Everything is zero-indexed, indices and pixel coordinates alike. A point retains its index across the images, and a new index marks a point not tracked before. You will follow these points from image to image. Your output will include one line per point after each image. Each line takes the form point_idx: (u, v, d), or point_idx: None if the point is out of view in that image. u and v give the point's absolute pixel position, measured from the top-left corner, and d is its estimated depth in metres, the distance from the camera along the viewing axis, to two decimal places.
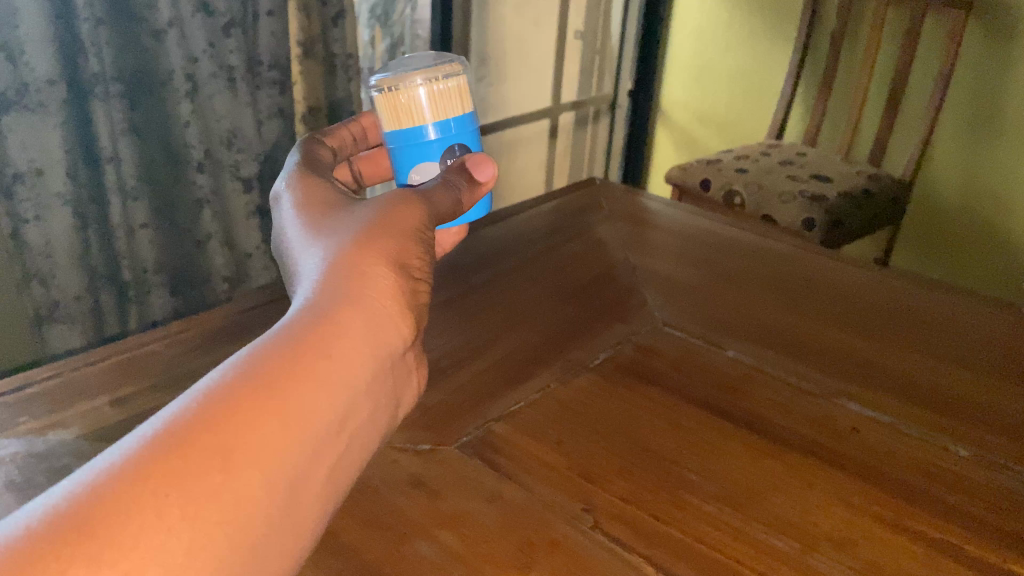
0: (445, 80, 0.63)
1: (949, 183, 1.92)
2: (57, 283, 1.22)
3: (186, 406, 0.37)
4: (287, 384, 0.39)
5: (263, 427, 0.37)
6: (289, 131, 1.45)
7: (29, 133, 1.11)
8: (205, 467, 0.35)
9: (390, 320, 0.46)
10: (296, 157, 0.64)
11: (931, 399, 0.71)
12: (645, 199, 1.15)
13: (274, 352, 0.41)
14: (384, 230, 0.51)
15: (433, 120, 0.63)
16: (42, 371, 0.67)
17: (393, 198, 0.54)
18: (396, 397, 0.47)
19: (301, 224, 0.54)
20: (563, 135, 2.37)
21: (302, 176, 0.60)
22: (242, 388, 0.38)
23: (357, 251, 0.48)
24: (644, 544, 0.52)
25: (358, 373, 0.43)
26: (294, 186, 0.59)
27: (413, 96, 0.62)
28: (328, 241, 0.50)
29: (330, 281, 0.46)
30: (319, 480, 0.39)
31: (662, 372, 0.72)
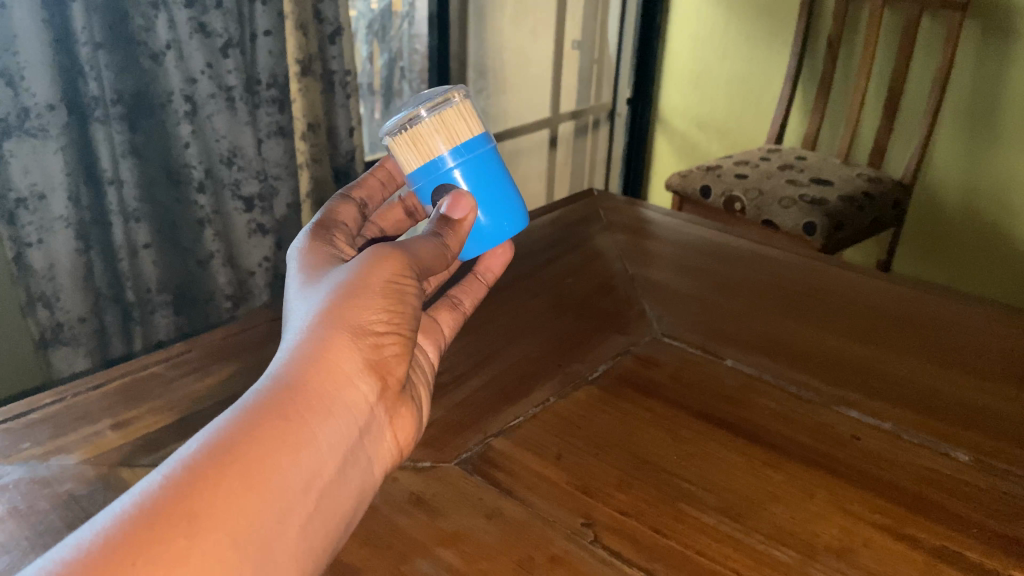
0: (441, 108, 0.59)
1: (949, 185, 1.91)
2: (61, 305, 1.22)
3: (155, 480, 0.38)
4: (250, 452, 0.40)
5: (228, 492, 0.39)
6: (290, 149, 1.45)
7: (31, 158, 1.11)
8: (168, 537, 0.36)
9: (356, 384, 0.46)
10: (322, 216, 0.63)
11: (933, 406, 0.71)
12: (643, 208, 1.15)
13: (239, 422, 0.41)
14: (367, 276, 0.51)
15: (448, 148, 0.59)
16: (44, 397, 0.67)
17: (379, 251, 0.52)
18: (369, 449, 0.47)
19: (289, 280, 0.54)
20: (562, 144, 2.39)
21: (310, 235, 0.59)
22: (206, 461, 0.39)
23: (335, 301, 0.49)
24: (644, 557, 0.52)
25: (324, 433, 0.44)
26: (302, 243, 0.58)
27: (409, 135, 0.59)
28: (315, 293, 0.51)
29: (301, 342, 0.46)
30: (289, 540, 0.40)
31: (660, 383, 0.72)
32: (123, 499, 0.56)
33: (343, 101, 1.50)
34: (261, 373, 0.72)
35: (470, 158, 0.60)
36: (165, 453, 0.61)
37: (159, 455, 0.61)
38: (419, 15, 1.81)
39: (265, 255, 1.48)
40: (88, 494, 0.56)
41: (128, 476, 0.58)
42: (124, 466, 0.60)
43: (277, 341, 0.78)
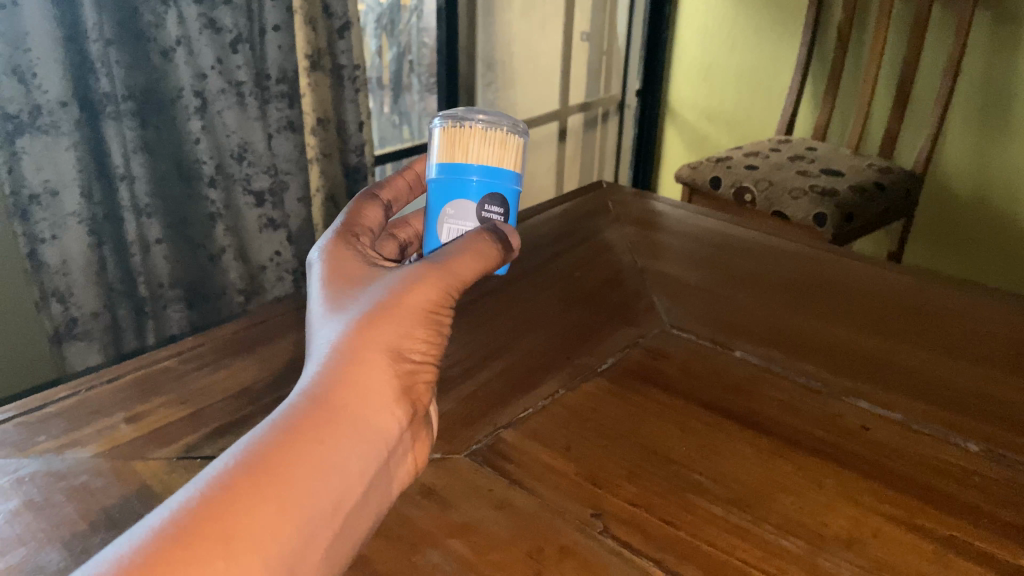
0: (495, 131, 0.60)
1: (961, 175, 1.90)
2: (74, 300, 1.23)
3: (190, 497, 0.39)
4: (284, 473, 0.41)
5: (262, 513, 0.39)
6: (300, 144, 1.46)
7: (43, 155, 1.12)
8: (205, 555, 0.37)
9: (389, 406, 0.48)
10: (343, 218, 0.63)
11: (942, 396, 0.71)
12: (654, 201, 1.15)
13: (274, 441, 0.42)
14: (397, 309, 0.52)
15: (478, 163, 0.60)
16: (60, 391, 0.68)
17: (414, 275, 0.54)
18: (394, 473, 0.48)
19: (313, 298, 0.55)
20: (572, 136, 2.39)
21: (333, 241, 0.60)
22: (241, 480, 0.40)
23: (367, 328, 0.50)
24: (653, 547, 0.52)
25: (355, 458, 0.44)
26: (324, 254, 0.58)
27: (492, 135, 0.60)
28: (344, 316, 0.52)
29: (334, 367, 0.48)
30: (317, 561, 0.41)
31: (669, 375, 0.72)
32: (136, 492, 0.57)
33: (353, 95, 1.51)
34: (273, 367, 0.73)
35: (493, 184, 0.61)
36: (179, 446, 0.62)
37: (173, 448, 0.62)
38: (428, 9, 1.81)
39: (276, 250, 1.49)
40: (103, 486, 0.57)
41: (142, 469, 0.59)
42: (138, 459, 0.60)
43: (287, 335, 0.78)
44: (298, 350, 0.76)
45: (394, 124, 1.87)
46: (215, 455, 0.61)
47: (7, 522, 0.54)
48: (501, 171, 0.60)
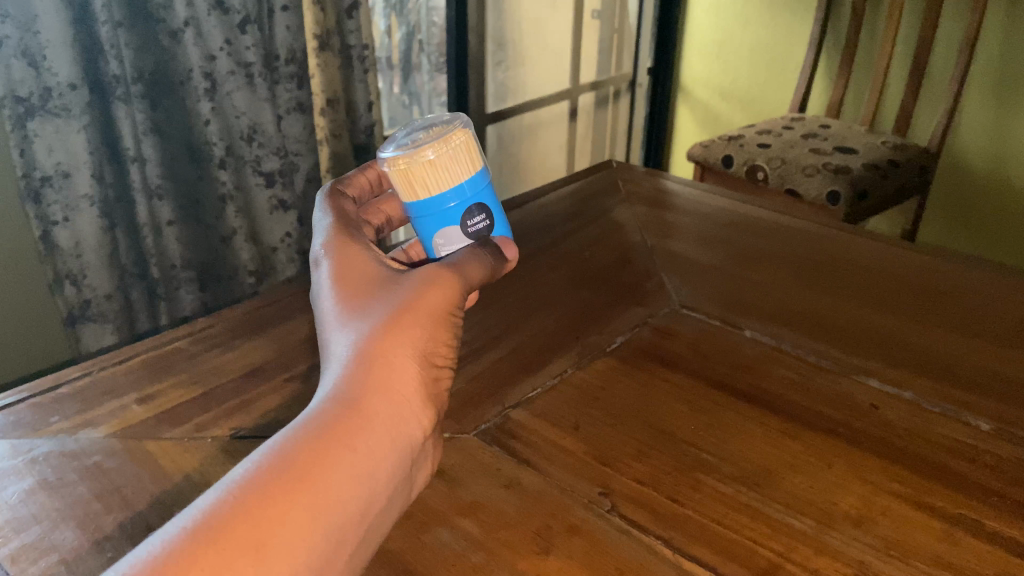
0: (448, 148, 0.59)
1: (976, 152, 1.88)
2: (88, 282, 1.23)
3: (219, 498, 0.39)
4: (314, 477, 0.41)
5: (293, 517, 0.39)
6: (310, 126, 1.45)
7: (54, 138, 1.12)
8: (235, 561, 0.37)
9: (413, 406, 0.48)
10: (326, 216, 0.63)
11: (954, 375, 0.70)
12: (664, 179, 1.15)
13: (303, 442, 0.42)
14: (420, 306, 0.52)
15: (450, 188, 0.60)
16: (72, 371, 0.68)
17: (430, 273, 0.54)
18: (417, 473, 0.48)
19: (326, 289, 0.55)
20: (583, 115, 2.38)
21: (333, 238, 0.59)
22: (271, 483, 0.40)
23: (392, 328, 0.50)
24: (661, 526, 0.52)
25: (383, 461, 0.44)
26: (330, 249, 0.58)
27: (455, 146, 0.59)
28: (366, 314, 0.52)
29: (361, 368, 0.47)
30: (342, 564, 0.41)
31: (678, 354, 0.72)
32: (148, 473, 0.57)
33: (361, 75, 1.50)
34: (283, 347, 0.73)
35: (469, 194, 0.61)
36: (190, 426, 0.62)
37: (184, 428, 0.62)
38: None
39: (287, 231, 1.49)
40: (116, 466, 0.58)
41: (155, 449, 0.60)
42: (151, 439, 0.61)
43: (298, 315, 0.79)
44: (308, 330, 0.76)
45: (404, 105, 1.87)
46: (225, 435, 0.61)
47: (22, 501, 0.54)
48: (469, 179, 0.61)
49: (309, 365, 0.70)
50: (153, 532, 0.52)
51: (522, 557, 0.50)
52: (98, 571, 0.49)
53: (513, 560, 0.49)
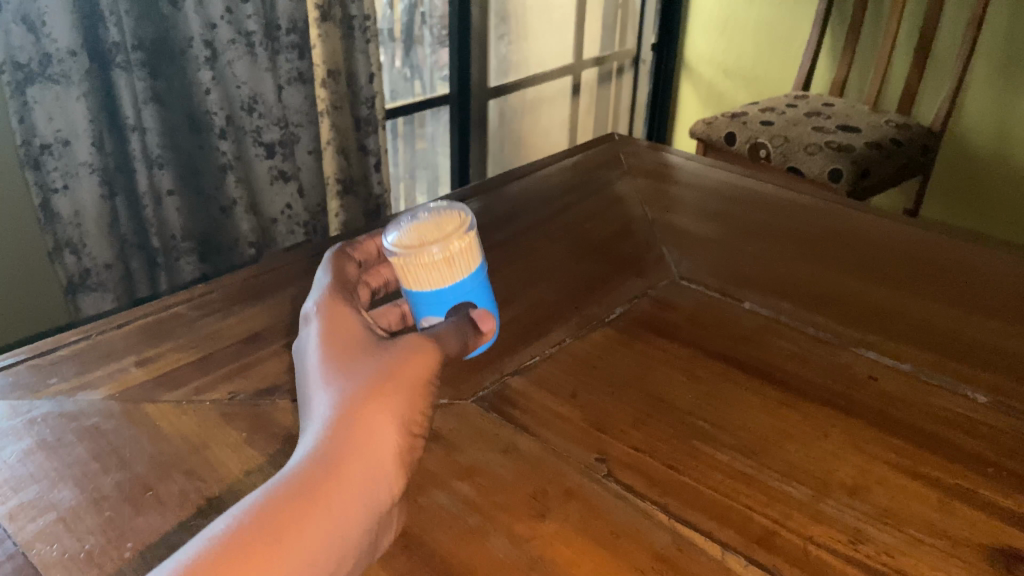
0: (448, 250, 0.58)
1: (981, 130, 1.87)
2: (88, 251, 1.23)
3: (184, 560, 0.37)
4: (283, 544, 0.39)
5: None
6: (311, 96, 1.44)
7: (54, 104, 1.12)
8: None
9: (392, 465, 0.45)
10: (326, 272, 0.61)
11: (953, 347, 0.70)
12: (667, 153, 1.14)
13: (275, 504, 0.40)
14: (407, 358, 0.49)
15: (446, 284, 0.59)
16: (70, 335, 0.68)
17: (419, 331, 0.51)
18: (388, 534, 0.46)
19: (312, 332, 0.53)
20: (586, 92, 2.37)
21: (328, 292, 0.57)
22: (240, 548, 0.38)
23: (378, 382, 0.48)
24: (657, 492, 0.52)
25: (356, 526, 0.42)
26: (322, 301, 0.55)
27: (456, 248, 0.59)
28: (351, 365, 0.49)
29: (341, 423, 0.45)
30: None
31: (677, 325, 0.72)
32: (146, 434, 0.57)
33: (363, 46, 1.49)
34: (282, 314, 0.73)
35: (466, 289, 0.60)
36: (188, 389, 0.62)
37: (182, 391, 0.62)
38: None
39: (288, 203, 1.48)
40: (114, 428, 0.58)
41: (153, 411, 0.60)
42: (149, 401, 0.61)
43: (297, 283, 0.79)
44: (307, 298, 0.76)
45: (404, 78, 1.83)
46: (223, 398, 0.62)
47: (20, 461, 0.54)
48: (467, 277, 0.60)
49: None
50: (151, 492, 0.52)
51: (518, 520, 0.50)
52: (96, 529, 0.49)
53: (509, 523, 0.50)
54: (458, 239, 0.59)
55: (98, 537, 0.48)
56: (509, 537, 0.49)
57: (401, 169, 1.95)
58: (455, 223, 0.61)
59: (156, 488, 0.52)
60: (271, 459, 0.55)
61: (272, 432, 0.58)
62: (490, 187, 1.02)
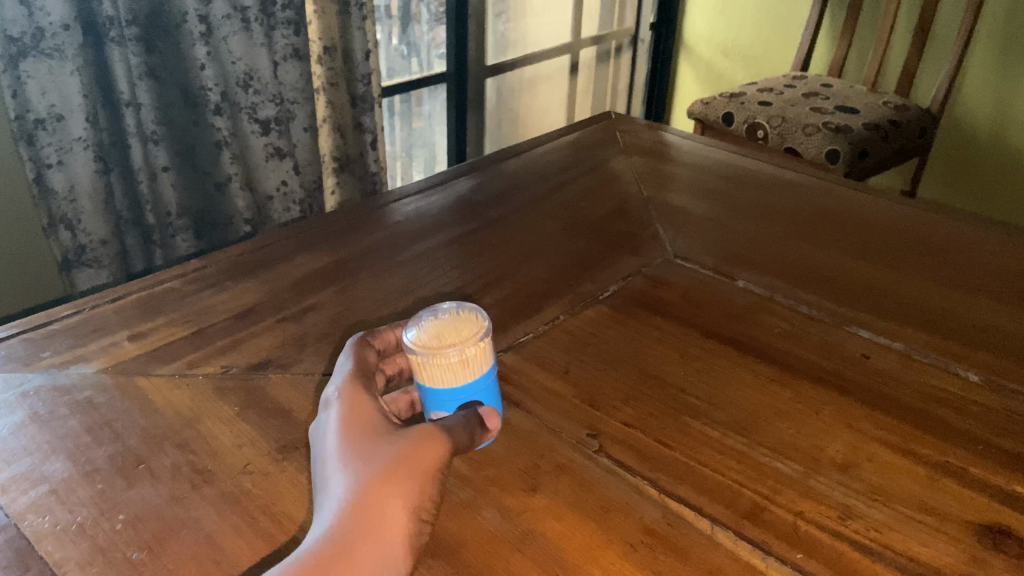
0: (467, 351, 0.52)
1: (980, 111, 1.87)
2: (83, 227, 1.23)
3: None
4: None
5: None
6: (306, 72, 1.43)
7: (48, 79, 1.11)
8: None
9: None
10: (348, 350, 0.53)
11: (943, 326, 0.70)
12: (665, 132, 1.14)
13: None
14: (420, 456, 0.43)
15: (457, 384, 0.52)
16: (64, 309, 0.68)
17: (433, 428, 0.45)
18: None
19: (329, 412, 0.47)
20: (585, 70, 2.37)
21: (352, 377, 0.49)
22: None
23: (388, 482, 0.42)
24: (648, 467, 0.53)
25: None
26: (345, 385, 0.48)
27: (474, 348, 0.52)
28: (363, 456, 0.43)
29: (342, 527, 0.40)
30: None
31: (671, 303, 0.72)
32: (139, 408, 0.57)
33: (360, 23, 1.48)
34: (277, 289, 0.73)
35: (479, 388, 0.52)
36: (181, 363, 0.63)
37: (175, 365, 0.62)
38: None
39: (284, 179, 1.47)
40: (107, 401, 0.58)
41: (146, 384, 0.60)
42: (141, 375, 0.61)
43: (292, 259, 0.78)
44: (301, 272, 0.76)
45: (403, 55, 1.81)
46: (215, 372, 0.62)
47: (13, 433, 0.55)
48: (482, 376, 0.52)
49: (301, 307, 0.70)
50: (144, 465, 0.52)
51: (510, 494, 0.50)
52: (88, 501, 0.49)
53: (500, 496, 0.50)
54: (479, 341, 0.53)
55: (90, 509, 0.49)
56: (500, 510, 0.49)
57: (397, 147, 1.94)
58: (480, 328, 0.54)
59: (149, 462, 0.52)
60: (263, 432, 0.55)
61: (264, 406, 0.58)
62: (486, 164, 1.02)
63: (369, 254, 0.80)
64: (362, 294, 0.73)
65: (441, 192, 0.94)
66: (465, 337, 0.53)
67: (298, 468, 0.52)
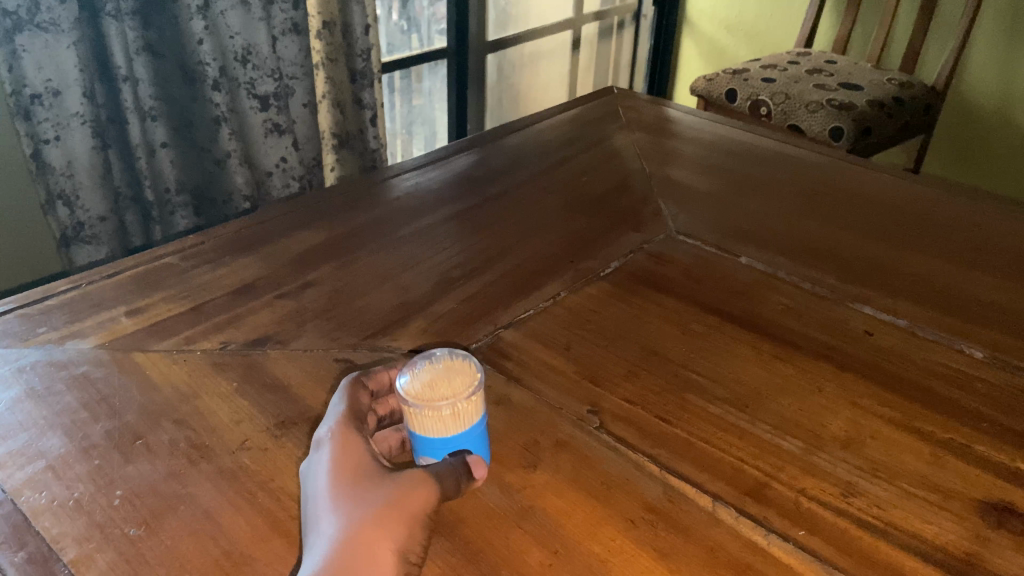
0: (460, 404, 0.47)
1: (985, 86, 1.85)
2: (81, 203, 1.22)
3: None
4: None
5: None
6: (305, 47, 1.41)
7: (43, 53, 1.10)
8: None
9: None
10: (344, 390, 0.49)
11: (947, 303, 0.70)
12: (668, 108, 1.12)
13: None
14: (407, 505, 0.41)
15: (447, 434, 0.47)
16: (60, 284, 0.68)
17: (423, 475, 0.43)
18: None
19: (319, 451, 0.44)
20: (587, 46, 2.35)
21: (343, 418, 0.46)
22: None
23: (375, 534, 0.40)
24: (648, 444, 0.52)
25: None
26: (336, 427, 0.45)
27: (467, 400, 0.47)
28: (349, 505, 0.41)
29: None
30: None
31: (673, 279, 0.72)
32: (135, 384, 0.57)
33: None
34: (275, 265, 0.72)
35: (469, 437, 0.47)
36: (178, 338, 0.62)
37: (173, 341, 0.62)
38: None
39: (282, 156, 1.46)
40: (104, 376, 0.57)
41: (143, 360, 0.59)
42: (138, 351, 0.61)
43: (290, 235, 0.78)
44: (300, 248, 0.75)
45: (403, 30, 1.79)
46: (212, 348, 0.61)
47: (9, 409, 0.54)
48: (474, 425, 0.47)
49: (299, 283, 0.70)
50: (141, 441, 0.52)
51: (511, 470, 0.50)
52: (85, 477, 0.49)
53: (500, 473, 0.49)
54: (473, 392, 0.48)
55: (87, 485, 0.48)
56: (499, 486, 0.49)
57: (397, 124, 1.92)
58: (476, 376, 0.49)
59: (146, 437, 0.52)
60: (260, 408, 0.55)
61: (263, 381, 0.57)
62: (485, 140, 1.01)
63: (368, 230, 0.79)
64: (361, 270, 0.72)
65: (441, 168, 0.93)
66: (462, 389, 0.48)
67: (297, 444, 0.52)
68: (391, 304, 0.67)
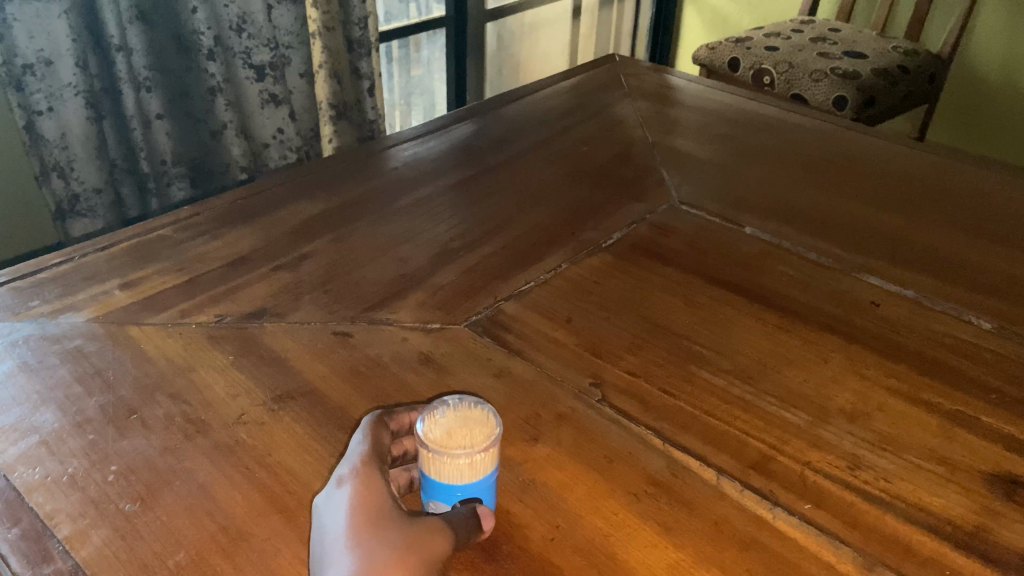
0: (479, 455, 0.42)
1: (991, 52, 1.83)
2: (76, 176, 1.21)
3: None
4: None
5: None
6: (301, 16, 1.39)
7: (34, 22, 1.08)
8: None
9: None
10: (368, 428, 0.44)
11: (954, 272, 0.69)
12: (670, 76, 1.11)
13: None
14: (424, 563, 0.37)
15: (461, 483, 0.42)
16: (52, 257, 0.67)
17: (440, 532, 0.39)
18: None
19: (337, 490, 0.40)
20: (587, 14, 2.32)
21: (366, 460, 0.42)
22: None
23: None
24: (651, 416, 0.51)
25: None
26: (358, 468, 0.41)
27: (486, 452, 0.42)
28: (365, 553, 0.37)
29: None
30: None
31: (675, 249, 0.71)
32: (129, 357, 0.56)
33: None
34: (270, 236, 0.71)
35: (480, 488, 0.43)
36: (173, 312, 0.61)
37: (167, 314, 0.61)
38: None
39: (280, 126, 1.44)
40: (97, 350, 0.56)
41: (136, 334, 0.58)
42: (132, 324, 0.59)
43: (286, 206, 0.76)
44: (296, 220, 0.74)
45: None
46: (207, 321, 0.60)
47: (1, 383, 0.53)
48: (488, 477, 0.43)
49: (296, 255, 0.69)
50: (135, 415, 0.51)
51: (511, 444, 0.49)
52: (79, 452, 0.48)
53: (501, 446, 0.49)
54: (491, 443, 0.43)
55: (81, 460, 0.47)
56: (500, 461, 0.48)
57: (395, 95, 1.90)
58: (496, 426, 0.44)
59: (140, 412, 0.51)
60: (257, 382, 0.54)
61: (259, 355, 0.56)
62: (485, 109, 0.99)
63: (365, 201, 0.78)
64: (359, 242, 0.71)
65: (440, 138, 0.92)
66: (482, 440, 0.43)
67: (294, 419, 0.51)
68: (388, 277, 0.66)
